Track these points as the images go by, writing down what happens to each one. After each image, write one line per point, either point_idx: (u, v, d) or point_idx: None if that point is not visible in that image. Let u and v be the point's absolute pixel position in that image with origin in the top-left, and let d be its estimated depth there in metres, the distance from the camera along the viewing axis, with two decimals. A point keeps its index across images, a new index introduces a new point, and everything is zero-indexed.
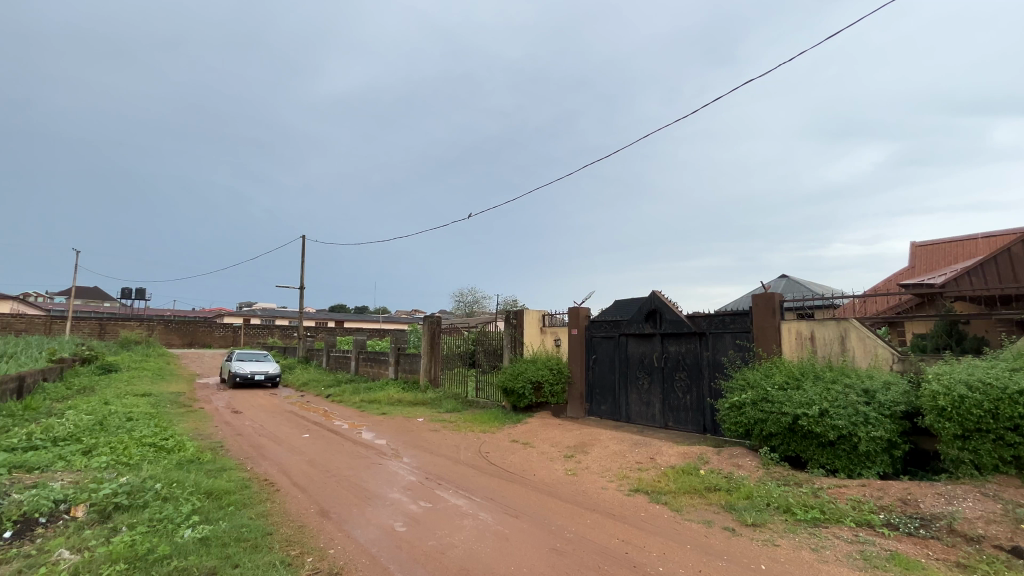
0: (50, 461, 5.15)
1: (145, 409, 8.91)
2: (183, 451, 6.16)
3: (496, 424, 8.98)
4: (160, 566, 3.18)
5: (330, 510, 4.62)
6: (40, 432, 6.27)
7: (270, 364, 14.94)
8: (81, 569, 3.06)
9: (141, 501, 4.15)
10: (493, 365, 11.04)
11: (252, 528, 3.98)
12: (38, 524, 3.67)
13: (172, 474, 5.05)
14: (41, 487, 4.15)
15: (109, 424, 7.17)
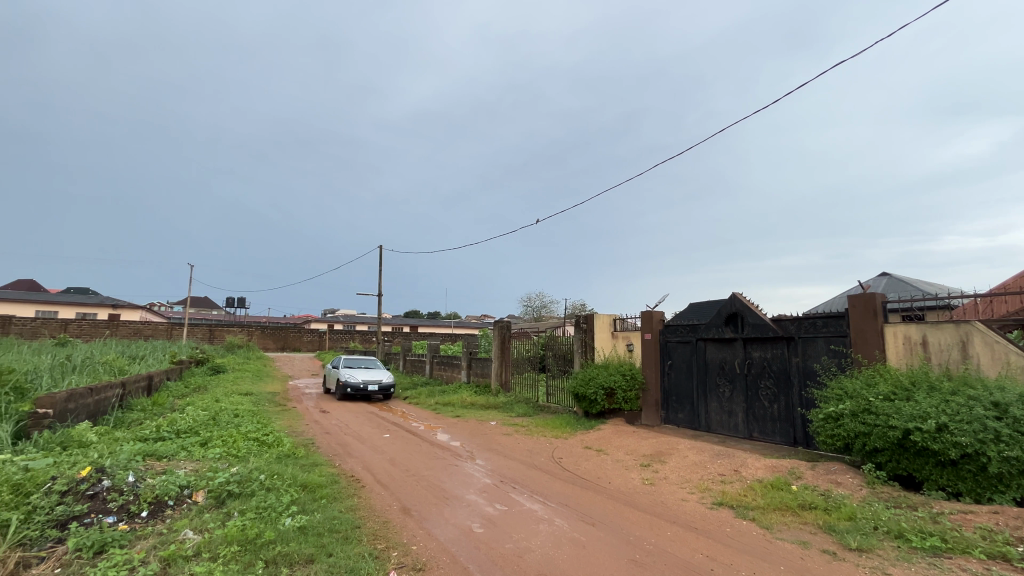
0: (175, 451, 5.85)
1: (248, 407, 9.87)
2: (281, 446, 6.74)
3: (568, 430, 8.91)
4: (267, 551, 3.50)
5: (412, 508, 4.81)
6: (167, 425, 7.15)
7: (378, 371, 13.97)
8: (203, 549, 3.44)
9: (249, 491, 4.60)
10: (564, 370, 10.96)
11: (342, 521, 4.26)
12: (167, 506, 4.18)
13: (274, 467, 5.54)
14: (169, 473, 4.72)
15: (220, 420, 8.02)
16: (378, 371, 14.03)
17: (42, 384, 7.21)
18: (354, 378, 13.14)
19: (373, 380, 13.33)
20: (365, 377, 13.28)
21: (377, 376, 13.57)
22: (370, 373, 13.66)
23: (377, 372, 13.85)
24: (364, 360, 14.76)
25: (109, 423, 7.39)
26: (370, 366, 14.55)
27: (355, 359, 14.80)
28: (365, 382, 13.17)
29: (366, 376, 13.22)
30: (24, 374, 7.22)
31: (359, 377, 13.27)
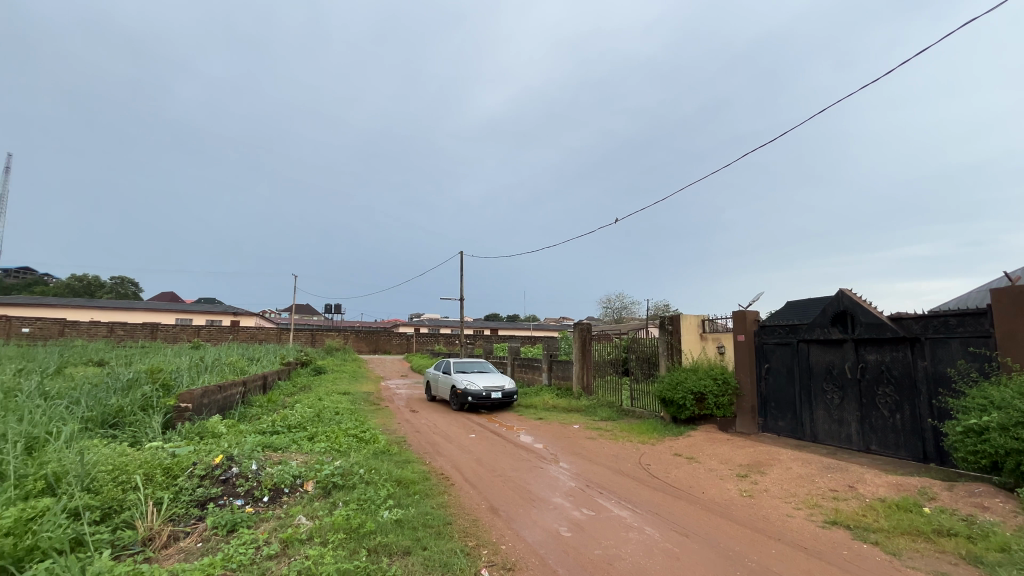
0: (288, 444, 6.47)
1: (347, 406, 10.67)
2: (377, 442, 7.20)
3: (655, 436, 8.57)
4: (369, 540, 3.75)
5: (499, 508, 4.90)
6: (281, 420, 7.95)
7: (493, 376, 12.54)
8: (315, 534, 3.76)
9: (351, 483, 4.97)
10: (649, 373, 10.57)
11: (435, 516, 4.45)
12: (284, 492, 4.64)
13: (372, 462, 5.94)
14: (284, 464, 5.22)
15: (324, 417, 8.75)
16: (494, 376, 12.55)
17: (183, 382, 8.36)
18: (474, 386, 11.67)
19: (495, 387, 11.91)
20: (486, 383, 11.88)
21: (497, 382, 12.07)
22: (488, 379, 12.22)
23: (494, 378, 12.35)
24: (473, 362, 13.35)
25: (234, 417, 8.36)
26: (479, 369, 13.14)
27: (463, 362, 13.35)
28: (487, 389, 11.70)
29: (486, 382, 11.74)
30: (169, 373, 8.41)
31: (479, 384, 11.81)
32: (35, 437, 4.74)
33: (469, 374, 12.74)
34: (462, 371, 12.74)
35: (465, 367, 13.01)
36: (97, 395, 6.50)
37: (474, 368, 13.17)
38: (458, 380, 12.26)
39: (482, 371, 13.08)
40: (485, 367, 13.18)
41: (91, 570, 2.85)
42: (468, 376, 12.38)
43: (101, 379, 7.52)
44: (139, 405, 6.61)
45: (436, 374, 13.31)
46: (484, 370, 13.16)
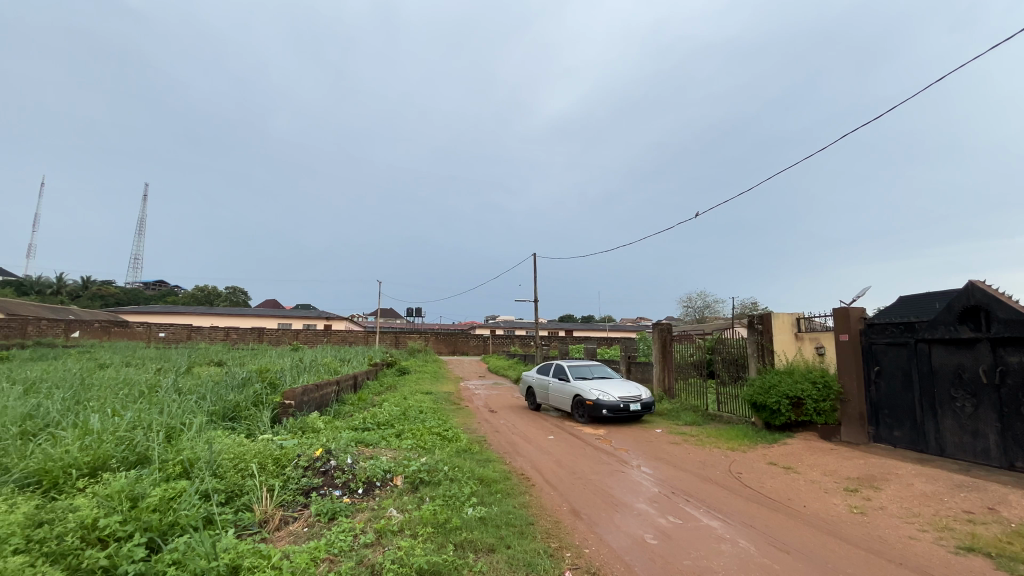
0: (378, 440, 6.88)
1: (430, 405, 11.15)
2: (458, 441, 7.44)
3: (747, 443, 8.01)
4: (455, 535, 3.89)
5: (581, 511, 4.86)
6: (371, 417, 8.48)
7: (623, 384, 10.54)
8: (406, 526, 3.96)
9: (437, 480, 5.18)
10: (737, 376, 9.91)
11: (518, 515, 4.51)
12: (376, 485, 4.94)
13: (455, 460, 6.15)
14: (375, 459, 5.57)
15: (409, 415, 9.21)
16: (621, 381, 10.58)
17: (287, 381, 9.21)
18: (609, 396, 9.74)
19: (630, 396, 9.99)
20: (619, 392, 9.97)
21: (630, 390, 10.09)
22: (620, 387, 10.26)
23: (622, 384, 10.39)
24: (590, 366, 11.35)
25: (330, 414, 9.06)
26: (598, 374, 11.16)
27: (577, 365, 11.42)
28: (623, 400, 9.80)
29: (621, 392, 9.82)
30: (275, 373, 9.32)
31: (614, 393, 9.86)
32: (173, 427, 5.48)
33: (590, 379, 10.83)
34: (582, 378, 10.79)
35: (583, 371, 11.09)
36: (219, 391, 7.37)
37: (593, 371, 11.25)
38: (583, 389, 10.33)
39: (602, 376, 11.11)
40: (603, 371, 11.27)
41: (220, 546, 3.23)
42: (594, 383, 10.42)
43: (221, 377, 8.53)
44: (252, 402, 7.40)
45: (549, 382, 11.37)
46: (604, 373, 11.20)
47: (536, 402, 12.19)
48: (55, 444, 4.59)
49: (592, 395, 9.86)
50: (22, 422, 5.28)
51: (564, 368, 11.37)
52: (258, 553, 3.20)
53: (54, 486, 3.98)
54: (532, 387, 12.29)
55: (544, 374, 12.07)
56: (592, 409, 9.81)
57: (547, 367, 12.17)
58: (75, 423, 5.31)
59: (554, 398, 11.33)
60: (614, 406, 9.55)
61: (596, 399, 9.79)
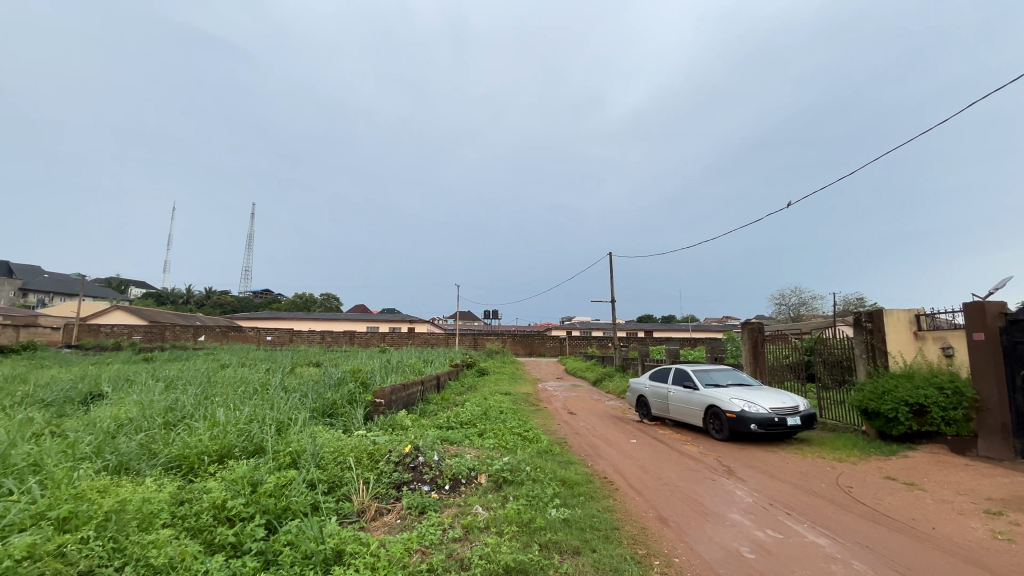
0: (462, 439, 7.12)
1: (509, 405, 11.33)
2: (539, 442, 7.48)
3: (857, 454, 7.21)
4: (540, 535, 3.91)
5: (669, 518, 4.68)
6: (454, 417, 8.79)
7: (771, 392, 8.43)
8: (492, 523, 4.05)
9: (520, 479, 5.25)
10: (842, 380, 9.00)
11: (602, 519, 4.44)
12: (462, 483, 5.11)
13: (537, 461, 6.19)
14: (460, 457, 5.76)
15: (490, 415, 9.43)
16: (767, 390, 8.49)
17: (377, 380, 9.81)
18: (758, 409, 7.75)
19: (786, 407, 7.89)
20: (770, 402, 7.94)
21: (783, 400, 8.04)
22: (769, 396, 8.19)
23: (769, 393, 8.35)
24: (721, 371, 9.35)
25: (416, 412, 9.51)
26: (733, 380, 9.11)
27: (704, 369, 9.48)
28: (777, 412, 7.75)
29: (773, 403, 7.80)
30: (367, 373, 9.98)
31: (762, 404, 7.90)
32: (282, 421, 6.06)
33: (725, 387, 8.85)
34: (715, 385, 8.86)
35: (713, 377, 9.12)
36: (319, 390, 8.04)
37: (724, 377, 9.26)
38: (719, 398, 8.39)
39: (737, 382, 9.08)
40: (737, 375, 9.25)
41: (326, 531, 3.52)
42: (732, 391, 8.45)
43: (321, 377, 9.31)
44: (347, 399, 7.98)
45: (671, 390, 9.50)
46: (739, 379, 9.17)
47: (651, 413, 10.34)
48: (190, 434, 5.28)
49: (735, 406, 7.94)
50: (164, 414, 6.13)
51: (688, 373, 9.45)
52: (358, 540, 3.44)
53: (191, 469, 4.58)
54: (646, 396, 10.44)
55: (659, 380, 10.25)
56: (738, 423, 7.84)
57: (663, 372, 10.28)
58: (205, 415, 6.07)
59: (677, 408, 9.43)
60: (767, 421, 7.57)
61: (741, 411, 7.85)
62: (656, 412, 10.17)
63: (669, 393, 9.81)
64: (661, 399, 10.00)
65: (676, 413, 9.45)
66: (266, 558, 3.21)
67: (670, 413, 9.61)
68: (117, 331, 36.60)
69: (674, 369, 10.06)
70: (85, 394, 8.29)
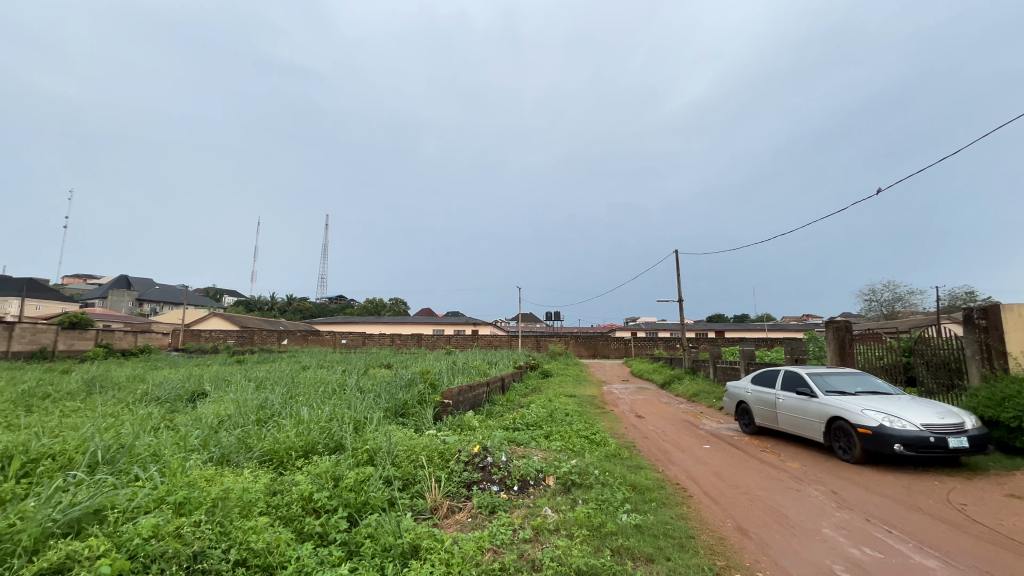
0: (528, 440, 7.16)
1: (574, 408, 11.21)
2: (607, 445, 7.34)
3: (971, 468, 6.41)
4: (612, 540, 3.84)
5: (749, 530, 4.40)
6: (520, 418, 8.84)
7: (922, 403, 6.74)
8: (562, 526, 4.04)
9: (588, 483, 5.19)
10: (949, 384, 8.06)
11: (676, 527, 4.28)
12: (531, 484, 5.14)
13: (606, 464, 6.08)
14: (528, 458, 5.80)
15: (556, 417, 9.39)
16: (914, 401, 6.83)
17: (445, 382, 10.10)
18: (904, 424, 6.23)
19: (946, 424, 6.23)
20: (921, 416, 6.32)
21: (939, 415, 6.39)
22: (920, 408, 6.53)
23: (919, 405, 6.68)
24: (846, 376, 7.78)
25: (483, 413, 9.70)
26: (864, 387, 7.52)
27: (822, 372, 7.99)
28: (933, 429, 6.13)
29: (926, 418, 6.24)
30: (435, 375, 10.31)
31: (910, 419, 6.31)
32: (360, 420, 6.41)
33: (853, 395, 7.31)
34: (840, 393, 7.35)
35: (835, 382, 7.66)
36: (392, 391, 8.42)
37: (850, 382, 7.73)
38: (849, 408, 6.88)
39: (868, 389, 7.51)
40: (867, 381, 7.69)
41: (403, 526, 3.68)
42: (865, 401, 6.96)
43: (392, 378, 9.74)
44: (418, 399, 8.28)
45: (780, 397, 8.12)
46: (868, 385, 7.65)
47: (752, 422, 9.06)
48: (279, 430, 5.73)
49: (871, 420, 6.48)
50: (256, 412, 6.70)
51: (802, 377, 8.02)
52: (433, 537, 3.57)
53: (281, 463, 4.97)
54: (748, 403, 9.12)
55: (763, 385, 8.91)
56: (877, 441, 6.33)
57: (769, 375, 8.88)
58: (291, 413, 6.57)
59: (788, 417, 8.06)
60: (918, 441, 6.06)
61: (880, 426, 6.38)
62: (759, 420, 8.84)
63: (777, 400, 8.42)
64: (767, 406, 8.64)
65: (786, 423, 8.07)
66: (350, 548, 3.41)
67: (780, 423, 8.24)
68: (215, 336, 40.48)
69: (783, 373, 8.63)
70: (192, 393, 9.26)
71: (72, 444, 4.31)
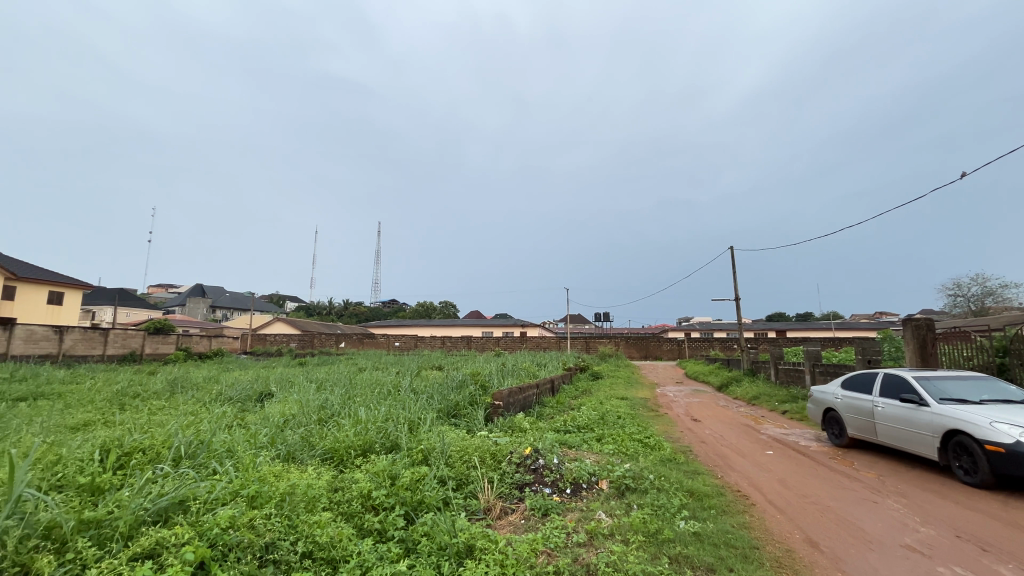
0: (580, 443, 7.08)
1: (627, 410, 10.99)
2: (662, 449, 7.13)
3: None
4: (670, 547, 3.72)
5: (821, 543, 4.13)
6: (570, 420, 8.77)
7: None
8: (617, 531, 3.97)
9: (643, 487, 5.07)
10: None
11: (738, 536, 4.08)
12: (583, 487, 5.09)
13: (661, 469, 5.91)
14: (580, 461, 5.74)
15: (608, 420, 9.24)
16: None
17: (495, 384, 10.19)
18: None
19: None
20: None
21: None
22: None
23: None
24: (966, 383, 6.57)
25: (533, 415, 9.71)
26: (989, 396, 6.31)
27: (933, 377, 6.83)
28: None
29: None
30: (485, 376, 10.43)
31: None
32: (414, 420, 6.60)
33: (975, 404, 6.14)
34: (957, 401, 6.20)
35: (950, 389, 6.50)
36: (444, 392, 8.60)
37: (972, 389, 6.53)
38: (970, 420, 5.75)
39: (995, 398, 6.31)
40: (993, 389, 6.48)
41: (457, 526, 3.74)
42: (993, 412, 5.80)
43: (444, 380, 9.96)
44: (469, 400, 8.40)
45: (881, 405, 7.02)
46: (995, 394, 6.44)
47: (844, 433, 7.93)
48: (339, 429, 6.00)
49: (1004, 436, 5.36)
50: (319, 411, 7.05)
51: (907, 382, 6.90)
52: (487, 537, 3.61)
53: (341, 460, 5.20)
54: (839, 412, 8.02)
55: (856, 391, 7.81)
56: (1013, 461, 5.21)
57: (864, 379, 7.77)
58: (349, 413, 6.85)
59: (889, 428, 6.95)
60: None
61: (1016, 444, 5.27)
62: (852, 431, 7.74)
63: (875, 409, 7.29)
64: (862, 415, 7.52)
65: (887, 435, 6.96)
66: (407, 545, 3.51)
67: (879, 435, 7.13)
68: (279, 339, 42.99)
69: (882, 377, 7.48)
70: (260, 393, 9.88)
71: (159, 440, 4.72)
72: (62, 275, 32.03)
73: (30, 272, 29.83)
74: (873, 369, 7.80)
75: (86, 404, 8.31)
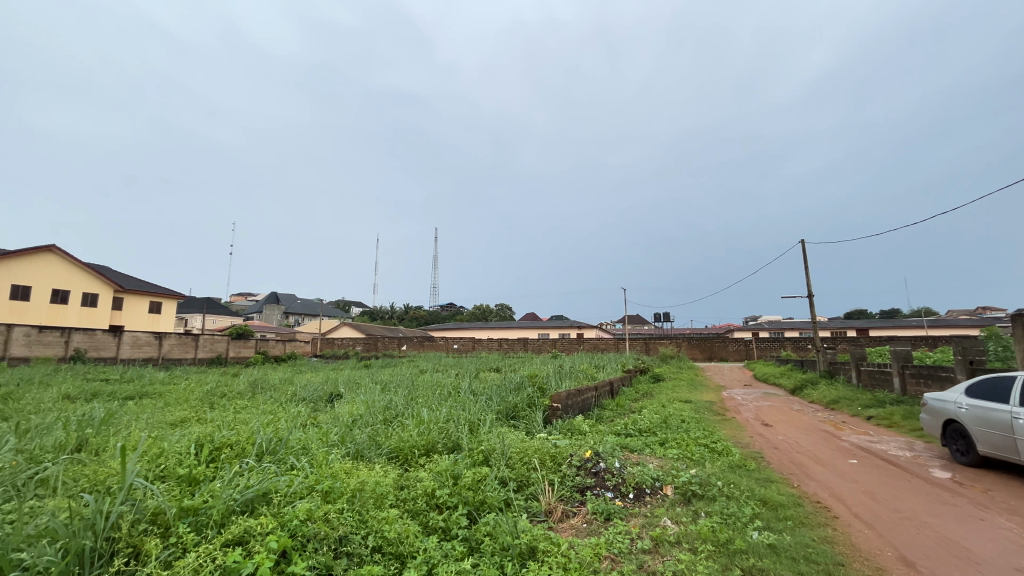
0: (642, 447, 6.89)
1: (691, 414, 10.57)
2: (731, 455, 6.78)
3: None
4: (743, 559, 3.53)
5: (918, 562, 3.75)
6: (631, 424, 8.56)
7: None
8: (683, 538, 3.82)
9: (711, 494, 4.84)
10: None
11: (819, 551, 3.80)
12: (647, 492, 4.94)
13: (731, 476, 5.62)
14: (643, 465, 5.58)
15: (671, 423, 8.93)
16: None
17: (553, 386, 10.15)
18: None
19: None
20: None
21: None
22: None
23: None
24: None
25: (593, 418, 9.57)
26: None
27: None
28: None
29: None
30: (543, 378, 10.42)
31: None
32: (475, 422, 6.71)
33: None
34: None
35: None
36: (502, 394, 8.68)
37: None
38: None
39: None
40: None
41: (520, 527, 3.76)
42: None
43: (502, 381, 10.06)
44: (527, 403, 8.42)
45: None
46: None
47: (971, 448, 6.77)
48: (403, 429, 6.22)
49: None
50: (385, 412, 7.36)
51: None
52: (549, 539, 3.60)
53: (406, 459, 5.39)
54: (963, 423, 6.85)
55: (987, 399, 6.64)
56: None
57: (997, 385, 6.59)
58: (413, 414, 7.09)
59: None
60: None
61: None
62: (983, 447, 6.56)
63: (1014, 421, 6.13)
64: (997, 429, 6.35)
65: None
66: (470, 543, 3.57)
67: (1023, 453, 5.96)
68: (346, 343, 45.31)
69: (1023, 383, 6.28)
70: (330, 393, 10.47)
71: (244, 436, 5.12)
72: (159, 286, 35.60)
73: (133, 285, 33.38)
74: (1008, 373, 6.59)
75: (181, 403, 9.15)
